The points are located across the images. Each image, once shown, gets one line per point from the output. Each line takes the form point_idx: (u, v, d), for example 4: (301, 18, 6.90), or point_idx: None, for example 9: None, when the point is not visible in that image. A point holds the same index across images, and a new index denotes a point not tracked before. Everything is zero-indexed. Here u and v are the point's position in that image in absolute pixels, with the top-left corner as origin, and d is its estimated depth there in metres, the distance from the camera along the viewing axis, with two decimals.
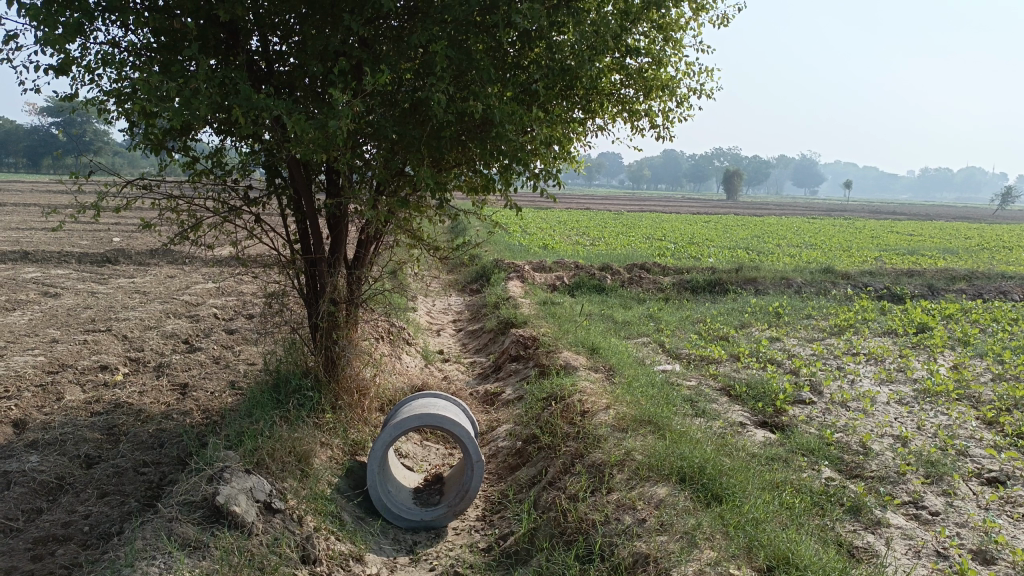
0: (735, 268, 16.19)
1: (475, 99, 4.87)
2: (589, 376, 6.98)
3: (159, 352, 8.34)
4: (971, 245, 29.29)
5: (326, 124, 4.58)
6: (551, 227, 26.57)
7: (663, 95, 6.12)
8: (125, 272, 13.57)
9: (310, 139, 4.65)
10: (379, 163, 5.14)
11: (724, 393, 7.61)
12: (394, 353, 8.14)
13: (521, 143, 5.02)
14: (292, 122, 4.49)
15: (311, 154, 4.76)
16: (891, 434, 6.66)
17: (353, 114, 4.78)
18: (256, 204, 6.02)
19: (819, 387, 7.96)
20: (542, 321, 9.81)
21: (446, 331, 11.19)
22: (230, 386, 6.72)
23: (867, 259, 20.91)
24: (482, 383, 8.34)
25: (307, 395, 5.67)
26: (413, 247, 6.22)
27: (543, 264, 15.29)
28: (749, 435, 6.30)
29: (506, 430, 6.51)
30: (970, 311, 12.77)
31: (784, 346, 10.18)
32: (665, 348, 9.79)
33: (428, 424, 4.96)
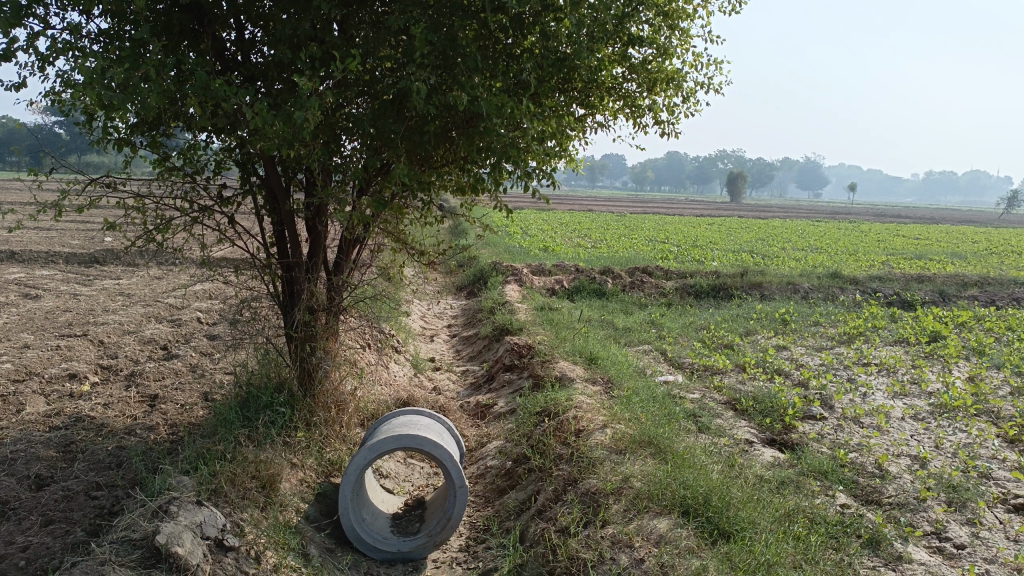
0: (741, 271, 15.76)
1: (460, 90, 4.44)
2: (586, 390, 6.55)
3: (134, 360, 7.92)
4: (978, 250, 28.78)
5: (292, 118, 4.18)
6: (553, 228, 26.15)
7: (667, 89, 5.69)
8: (111, 273, 13.16)
9: (276, 134, 4.24)
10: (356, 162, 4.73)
11: (729, 407, 7.18)
12: (381, 362, 7.71)
13: (511, 139, 4.59)
14: (256, 115, 4.08)
15: (277, 150, 4.35)
16: (909, 454, 6.23)
17: (325, 106, 4.36)
18: (229, 203, 5.61)
19: (830, 401, 7.52)
20: (539, 328, 9.38)
21: (439, 337, 10.78)
22: (203, 397, 6.31)
23: (874, 263, 20.47)
24: (474, 394, 7.92)
25: (279, 410, 5.25)
26: (397, 251, 5.80)
27: (543, 267, 14.87)
28: (756, 455, 5.87)
29: (495, 447, 6.09)
30: (984, 319, 12.31)
31: (792, 355, 9.75)
32: (668, 356, 9.36)
33: (407, 446, 4.53)
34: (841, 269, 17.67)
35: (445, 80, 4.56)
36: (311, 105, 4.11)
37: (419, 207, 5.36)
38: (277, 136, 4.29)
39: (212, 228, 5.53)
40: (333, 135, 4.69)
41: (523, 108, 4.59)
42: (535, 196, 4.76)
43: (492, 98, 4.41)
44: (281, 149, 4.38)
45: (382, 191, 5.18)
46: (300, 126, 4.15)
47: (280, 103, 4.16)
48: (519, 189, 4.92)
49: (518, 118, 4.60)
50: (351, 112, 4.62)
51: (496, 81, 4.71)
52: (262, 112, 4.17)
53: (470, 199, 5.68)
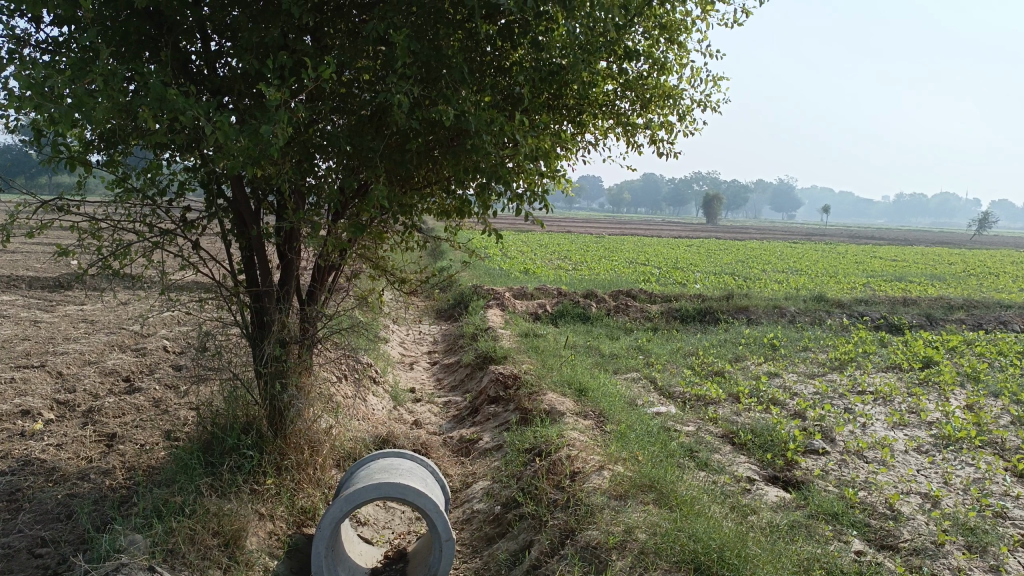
0: (726, 294, 15.50)
1: (446, 104, 4.08)
2: (578, 425, 6.17)
3: (93, 394, 7.42)
4: (956, 271, 28.86)
5: (259, 134, 3.79)
6: (533, 250, 25.84)
7: (664, 106, 5.40)
8: (75, 298, 12.58)
9: (242, 152, 3.86)
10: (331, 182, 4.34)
11: (726, 441, 6.82)
12: (359, 395, 7.27)
13: (501, 159, 4.24)
14: (218, 131, 3.69)
15: (243, 169, 3.95)
16: (918, 492, 5.91)
17: (296, 121, 3.99)
18: (194, 227, 5.19)
19: (831, 433, 7.19)
20: (523, 356, 8.99)
21: (419, 365, 10.35)
22: (164, 437, 5.83)
23: (856, 286, 20.36)
24: (457, 427, 7.50)
25: (246, 454, 4.81)
26: (376, 278, 5.41)
27: (525, 290, 14.50)
28: (760, 495, 5.51)
29: (481, 488, 5.68)
30: (974, 344, 12.11)
31: (784, 383, 9.44)
32: (657, 385, 9.00)
33: (387, 496, 4.11)
34: (825, 292, 17.49)
35: (429, 95, 4.21)
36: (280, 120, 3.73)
37: (401, 232, 4.98)
38: (241, 153, 3.89)
39: (174, 253, 5.12)
40: (307, 154, 4.31)
41: (516, 126, 4.24)
42: (528, 219, 4.40)
43: (482, 115, 4.05)
44: (248, 169, 3.99)
45: (360, 215, 4.80)
46: (267, 143, 3.77)
47: (246, 118, 3.77)
48: (510, 213, 4.56)
49: (510, 137, 4.25)
50: (325, 129, 4.25)
51: (485, 97, 4.37)
52: (226, 127, 3.79)
53: (456, 224, 5.32)
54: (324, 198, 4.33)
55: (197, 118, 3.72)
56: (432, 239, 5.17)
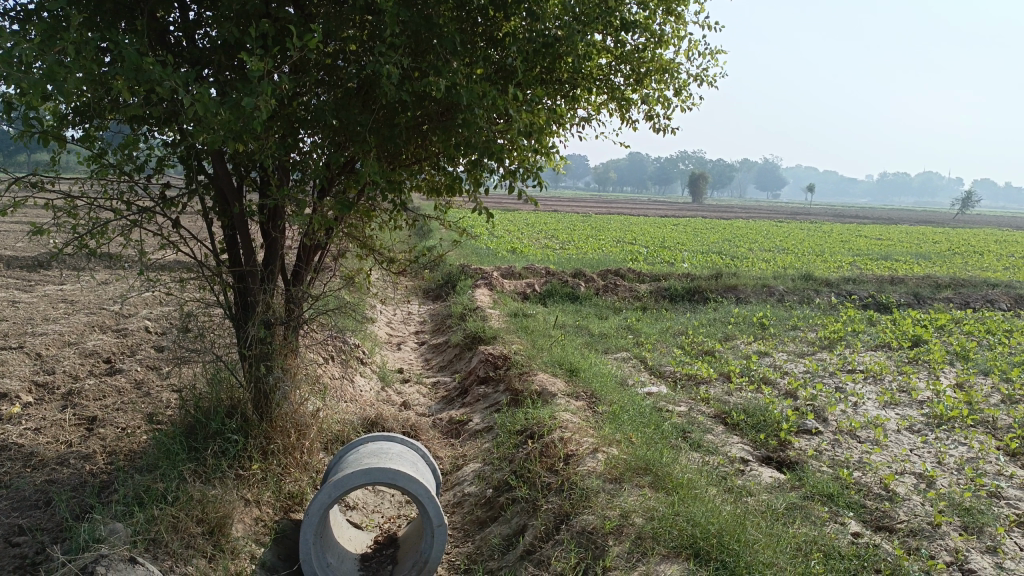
0: (715, 273, 15.44)
1: (437, 75, 3.92)
2: (570, 406, 6.07)
3: (73, 376, 7.24)
4: (940, 250, 28.98)
5: (240, 106, 3.62)
6: (520, 229, 25.66)
7: (661, 80, 5.25)
8: (54, 278, 12.32)
9: (222, 126, 3.68)
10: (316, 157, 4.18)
11: (719, 421, 6.75)
12: (346, 376, 7.14)
13: (493, 133, 4.09)
14: (196, 103, 3.51)
15: (225, 142, 3.78)
16: (913, 472, 5.87)
17: (280, 93, 3.81)
18: (174, 204, 5.02)
19: (824, 412, 7.14)
20: (513, 336, 8.87)
21: (407, 345, 10.21)
22: (146, 420, 5.69)
23: (843, 264, 20.38)
24: (447, 409, 7.39)
25: (231, 438, 4.68)
26: (364, 257, 5.26)
27: (513, 270, 14.36)
28: (754, 477, 5.45)
29: (472, 471, 5.58)
30: (962, 322, 12.12)
31: (774, 362, 9.40)
32: (648, 365, 8.93)
33: (377, 481, 4.00)
34: (812, 270, 17.47)
35: (419, 67, 4.04)
36: (263, 92, 3.54)
37: (390, 210, 4.83)
38: (221, 126, 3.72)
39: (154, 232, 4.93)
40: (291, 127, 4.13)
41: (510, 100, 4.08)
42: (522, 197, 4.25)
43: (475, 87, 3.89)
44: (229, 143, 3.82)
45: (347, 192, 4.64)
46: (249, 116, 3.59)
47: (227, 89, 3.59)
48: (503, 189, 4.42)
49: (504, 111, 4.09)
50: (310, 102, 4.08)
51: (477, 68, 4.20)
52: (206, 99, 3.61)
53: (446, 201, 5.17)
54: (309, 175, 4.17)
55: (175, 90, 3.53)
56: (422, 217, 5.03)
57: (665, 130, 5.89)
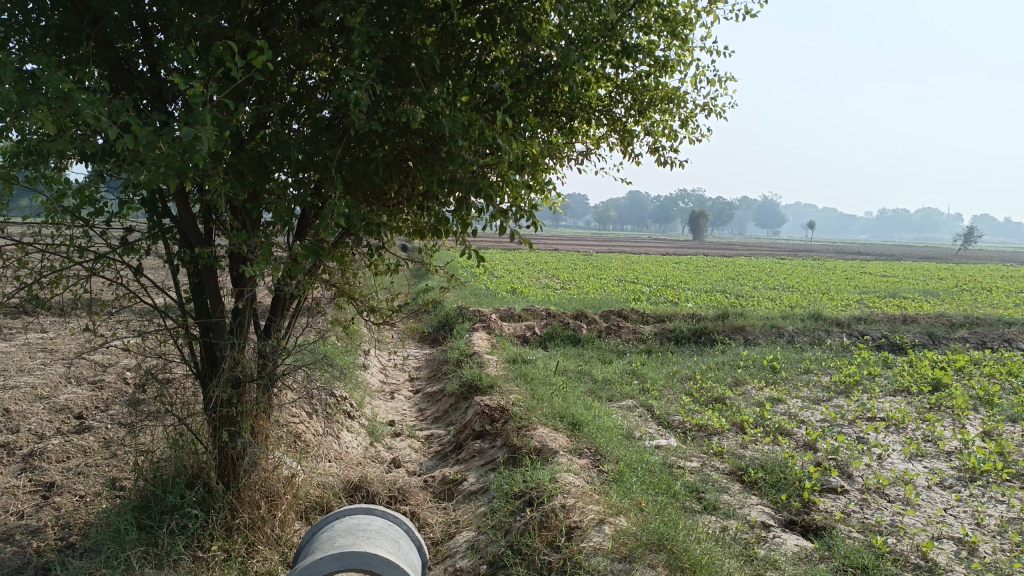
0: (721, 313, 14.95)
1: (416, 104, 3.50)
2: (572, 465, 5.56)
3: (38, 433, 6.72)
4: (948, 287, 28.49)
5: (186, 139, 3.18)
6: (520, 270, 25.26)
7: (665, 110, 4.85)
8: (36, 325, 11.83)
9: (167, 164, 3.26)
10: (281, 197, 3.74)
11: (735, 479, 6.21)
12: (331, 433, 6.63)
13: (480, 168, 3.66)
14: (133, 136, 3.09)
15: (171, 181, 3.34)
16: (952, 536, 5.32)
17: (235, 124, 3.38)
18: (135, 250, 4.57)
19: (848, 467, 6.61)
20: (511, 384, 8.37)
21: (400, 394, 9.70)
22: (108, 485, 5.19)
23: (851, 303, 19.91)
24: (440, 466, 6.87)
25: (190, 513, 4.22)
26: (343, 306, 4.81)
27: (512, 312, 13.88)
28: (777, 546, 4.92)
29: (465, 541, 5.06)
30: (982, 363, 11.59)
31: (789, 409, 8.88)
32: (655, 414, 8.41)
33: (352, 568, 3.47)
34: (821, 309, 16.99)
35: (396, 94, 3.63)
36: (209, 123, 3.12)
37: (370, 255, 4.39)
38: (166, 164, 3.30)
39: (112, 282, 4.50)
40: (255, 165, 3.73)
41: (498, 130, 3.66)
42: (513, 238, 3.80)
43: (459, 115, 3.46)
44: (178, 181, 3.38)
45: (321, 236, 4.21)
46: (196, 152, 3.17)
47: (172, 121, 3.17)
48: (494, 231, 3.97)
49: (492, 142, 3.66)
50: (275, 135, 3.66)
51: (463, 95, 3.78)
52: (148, 133, 3.19)
53: (434, 244, 4.73)
54: (274, 218, 3.73)
55: (110, 123, 3.11)
56: (406, 262, 4.58)
57: (671, 164, 5.47)
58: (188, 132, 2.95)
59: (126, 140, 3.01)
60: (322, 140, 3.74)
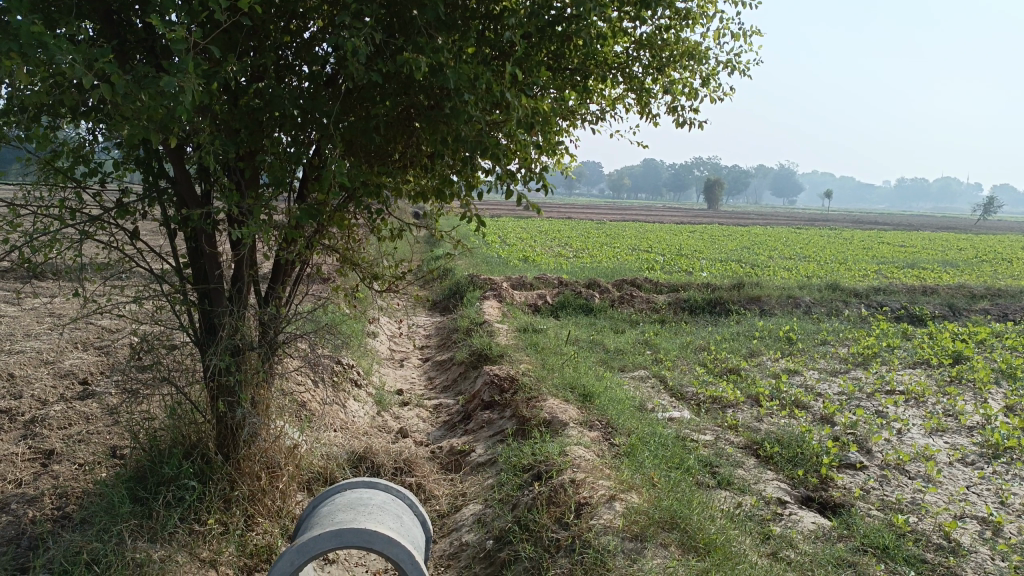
0: (736, 282, 14.70)
1: (418, 55, 3.27)
2: (582, 438, 5.40)
3: (41, 399, 6.62)
4: (967, 258, 28.02)
5: (169, 90, 2.96)
6: (533, 237, 24.99)
7: (685, 67, 4.59)
8: (43, 289, 11.72)
9: (151, 117, 3.07)
10: (274, 156, 3.53)
11: (751, 453, 6.04)
12: (337, 401, 6.50)
13: (486, 126, 3.43)
14: (112, 87, 2.87)
15: (154, 135, 3.12)
16: (976, 515, 5.14)
17: (224, 75, 3.15)
18: (130, 213, 4.39)
19: (866, 441, 6.43)
20: (522, 354, 8.20)
21: (409, 362, 9.56)
22: (108, 453, 5.09)
23: (868, 273, 19.57)
24: (447, 436, 6.74)
25: (187, 484, 4.09)
26: (346, 273, 4.62)
27: (523, 280, 13.69)
28: (794, 524, 4.76)
29: (471, 514, 4.92)
30: (1004, 336, 11.33)
31: (805, 382, 8.68)
32: (668, 385, 8.23)
33: (350, 545, 3.33)
34: (839, 279, 16.70)
35: (397, 45, 3.40)
36: (194, 73, 2.91)
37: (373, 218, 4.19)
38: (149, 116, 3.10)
39: (106, 245, 4.33)
40: (248, 121, 3.52)
41: (506, 85, 3.43)
42: (521, 202, 3.60)
43: (462, 68, 3.23)
44: (163, 137, 3.16)
45: (320, 199, 4.01)
46: (180, 104, 2.97)
47: (155, 71, 2.97)
48: (502, 195, 3.77)
49: (499, 98, 3.43)
50: (268, 89, 3.44)
51: (469, 47, 3.54)
52: (130, 83, 2.99)
53: (440, 208, 4.53)
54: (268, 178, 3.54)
55: (88, 73, 2.91)
56: (411, 226, 4.38)
57: (690, 125, 5.22)
58: (169, 81, 2.75)
59: (104, 91, 2.81)
60: (318, 95, 3.52)
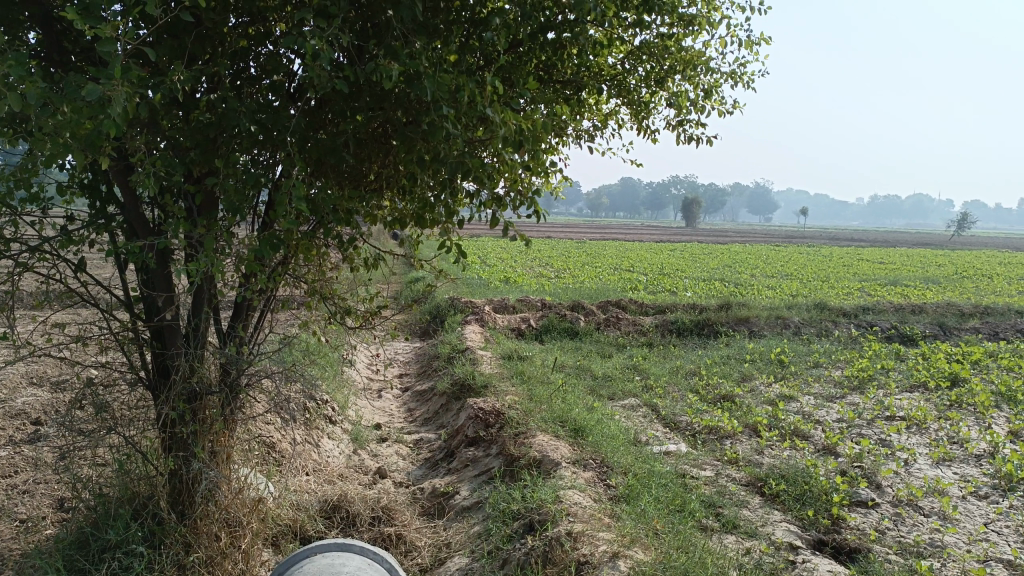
0: (723, 303, 14.39)
1: (392, 62, 2.89)
2: (577, 480, 4.99)
3: None
4: (947, 275, 28.03)
5: (98, 100, 2.56)
6: (514, 258, 24.61)
7: (686, 78, 4.26)
8: None
9: (77, 133, 2.64)
10: (226, 176, 3.12)
11: (755, 492, 5.65)
12: (310, 441, 6.03)
13: (468, 142, 3.05)
14: (30, 96, 2.46)
15: (83, 153, 2.71)
16: (1001, 557, 4.77)
17: (166, 84, 2.75)
18: (75, 242, 3.96)
19: (875, 474, 6.06)
20: (507, 383, 7.78)
21: (388, 392, 9.10)
22: (54, 507, 4.60)
23: (853, 291, 19.38)
24: (430, 475, 6.29)
25: (134, 550, 3.65)
26: (317, 307, 4.21)
27: (505, 302, 13.28)
28: (809, 573, 4.37)
29: (457, 568, 4.48)
30: (998, 356, 11.08)
31: (802, 408, 8.32)
32: (661, 414, 7.84)
33: None
34: (826, 298, 16.45)
35: (368, 51, 3.03)
36: (125, 79, 2.51)
37: (344, 246, 3.77)
38: (77, 133, 2.68)
39: (46, 279, 3.88)
40: (199, 139, 3.11)
41: (491, 97, 3.03)
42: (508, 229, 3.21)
43: (441, 78, 2.84)
44: (94, 155, 2.75)
45: (284, 226, 3.60)
46: (110, 116, 2.56)
47: (81, 79, 2.56)
48: (488, 220, 3.38)
49: (484, 112, 3.04)
50: (221, 101, 3.04)
51: (451, 54, 3.16)
52: (51, 93, 2.58)
53: (420, 234, 4.12)
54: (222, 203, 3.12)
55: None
56: (387, 255, 3.97)
57: (694, 140, 4.88)
58: (92, 88, 2.33)
59: (16, 100, 2.39)
60: (278, 108, 3.12)
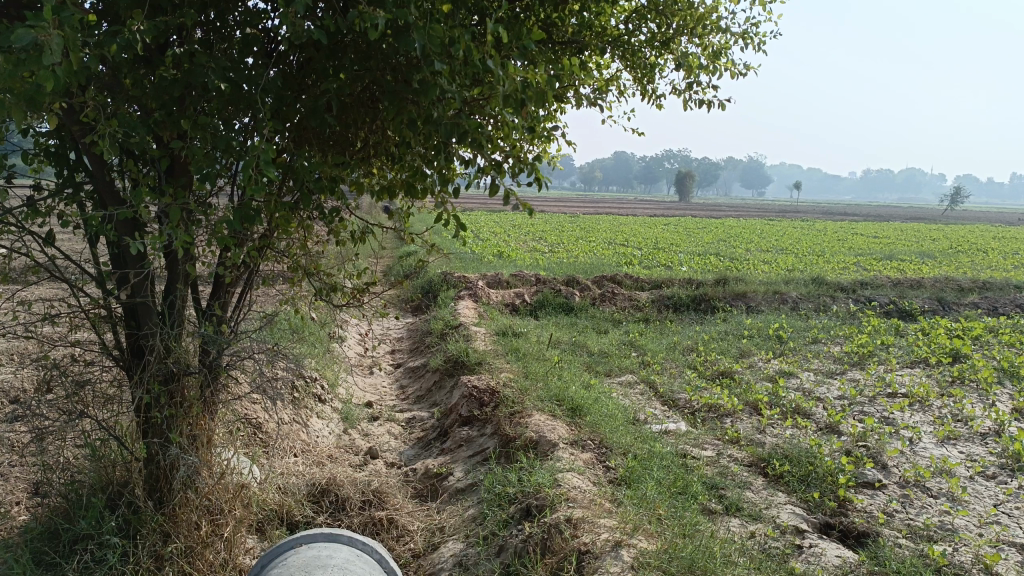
0: (720, 278, 14.20)
1: (377, 11, 2.62)
2: (576, 463, 4.79)
3: None
4: (942, 249, 27.95)
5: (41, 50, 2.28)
6: (506, 232, 24.35)
7: (694, 38, 4.01)
8: None
9: (20, 89, 2.37)
10: (194, 140, 2.86)
11: (758, 472, 5.48)
12: (298, 421, 5.82)
13: (462, 101, 2.79)
14: None
15: (28, 110, 2.43)
16: (1014, 541, 4.62)
17: (122, 35, 2.48)
18: (42, 214, 3.70)
19: (881, 453, 5.90)
20: (501, 360, 7.58)
21: (380, 368, 8.89)
22: (29, 491, 4.39)
23: (849, 265, 19.22)
24: (422, 455, 6.09)
25: (108, 541, 3.44)
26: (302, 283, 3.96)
27: (499, 276, 13.05)
28: (818, 559, 4.20)
29: (452, 555, 4.28)
30: (998, 331, 10.94)
31: (803, 385, 8.16)
32: (658, 391, 7.66)
33: None
34: (822, 273, 16.28)
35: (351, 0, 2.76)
36: (71, 26, 2.23)
37: (329, 218, 3.52)
38: (19, 89, 2.40)
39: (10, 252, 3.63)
40: (165, 100, 2.85)
41: (488, 52, 2.76)
42: (508, 198, 2.95)
43: (432, 29, 2.57)
44: (40, 112, 2.48)
45: (262, 196, 3.34)
46: (56, 69, 2.29)
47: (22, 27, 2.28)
48: (484, 188, 3.12)
49: (480, 68, 2.77)
50: (188, 57, 2.77)
51: (444, 5, 2.89)
52: None
53: (412, 206, 3.87)
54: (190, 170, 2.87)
55: None
56: (376, 228, 3.72)
57: (704, 106, 4.62)
58: (27, 33, 2.04)
59: None
60: (252, 65, 2.85)
